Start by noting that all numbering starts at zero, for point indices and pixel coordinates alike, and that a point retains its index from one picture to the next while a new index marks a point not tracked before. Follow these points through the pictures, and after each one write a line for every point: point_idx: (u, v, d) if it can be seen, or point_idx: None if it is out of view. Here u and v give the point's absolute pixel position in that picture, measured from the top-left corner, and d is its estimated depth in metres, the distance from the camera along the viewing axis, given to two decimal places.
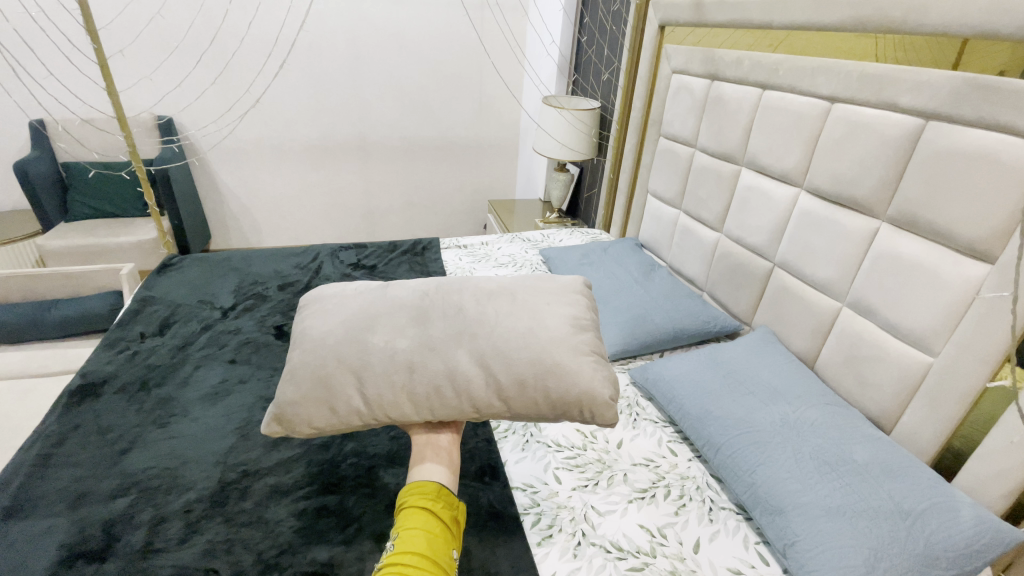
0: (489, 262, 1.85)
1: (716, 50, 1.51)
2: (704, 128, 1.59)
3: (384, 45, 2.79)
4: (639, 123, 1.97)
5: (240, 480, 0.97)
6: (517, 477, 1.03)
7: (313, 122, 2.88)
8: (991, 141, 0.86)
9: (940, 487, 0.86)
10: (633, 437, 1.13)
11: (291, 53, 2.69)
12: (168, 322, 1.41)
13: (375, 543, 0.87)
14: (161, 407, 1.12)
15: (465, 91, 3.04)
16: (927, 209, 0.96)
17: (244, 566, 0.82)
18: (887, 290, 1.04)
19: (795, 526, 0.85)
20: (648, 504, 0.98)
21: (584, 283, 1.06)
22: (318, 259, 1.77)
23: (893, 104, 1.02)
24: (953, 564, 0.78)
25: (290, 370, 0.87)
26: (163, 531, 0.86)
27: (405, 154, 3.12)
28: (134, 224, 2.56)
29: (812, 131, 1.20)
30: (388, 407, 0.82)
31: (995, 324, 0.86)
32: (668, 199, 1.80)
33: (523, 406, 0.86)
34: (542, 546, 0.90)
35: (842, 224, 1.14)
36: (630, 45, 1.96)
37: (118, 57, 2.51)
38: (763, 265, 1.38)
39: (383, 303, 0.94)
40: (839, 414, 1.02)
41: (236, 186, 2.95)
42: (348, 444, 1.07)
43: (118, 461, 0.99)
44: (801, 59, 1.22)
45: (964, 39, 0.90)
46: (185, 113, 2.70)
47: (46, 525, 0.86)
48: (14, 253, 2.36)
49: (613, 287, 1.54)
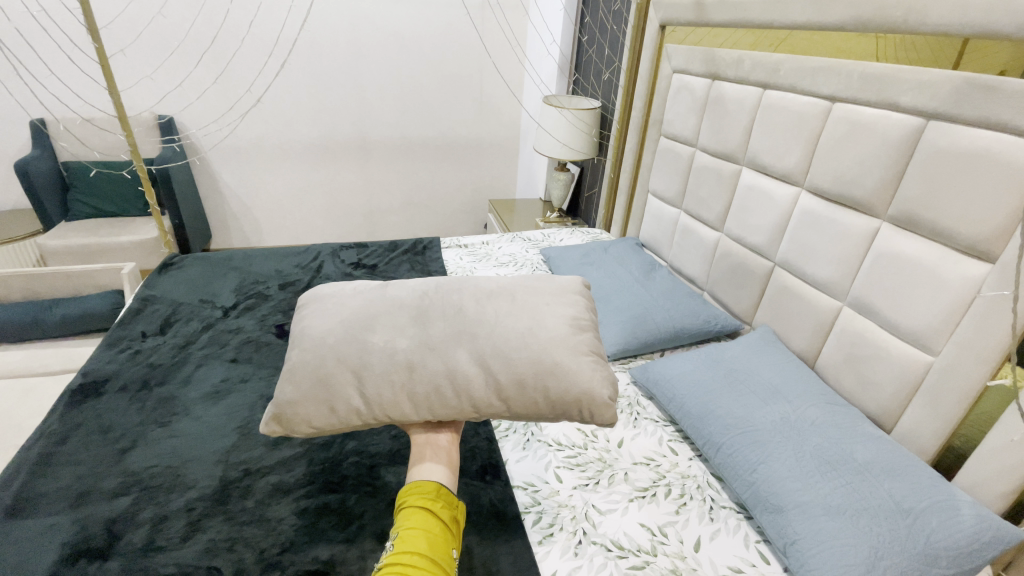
0: (489, 262, 1.85)
1: (717, 50, 1.51)
2: (704, 128, 1.59)
3: (385, 45, 2.79)
4: (639, 123, 1.97)
5: (241, 478, 0.97)
6: (517, 476, 1.03)
7: (313, 122, 2.88)
8: (991, 141, 0.86)
9: (940, 486, 0.86)
10: (633, 436, 1.13)
11: (291, 53, 2.69)
12: (169, 321, 1.41)
13: (376, 542, 0.87)
14: (162, 406, 1.12)
15: (465, 90, 3.04)
16: (927, 209, 0.97)
17: (245, 564, 0.82)
18: (887, 290, 1.04)
19: (795, 524, 0.86)
20: (649, 503, 0.98)
21: (584, 283, 1.06)
22: (319, 258, 1.77)
23: (893, 104, 1.02)
24: (953, 562, 0.78)
25: (289, 370, 0.87)
26: (164, 529, 0.86)
27: (405, 153, 3.12)
28: (134, 223, 2.56)
29: (812, 131, 1.20)
30: (387, 407, 0.82)
31: (996, 324, 0.86)
32: (668, 198, 1.80)
33: (522, 406, 0.86)
34: (543, 544, 0.90)
35: (842, 224, 1.14)
36: (630, 45, 1.96)
37: (118, 56, 2.51)
38: (763, 264, 1.38)
39: (383, 303, 0.94)
40: (839, 413, 1.02)
41: (236, 185, 2.95)
42: (349, 443, 1.07)
43: (120, 460, 0.99)
44: (801, 59, 1.23)
45: (964, 39, 0.90)
46: (185, 112, 2.70)
47: (48, 523, 0.86)
48: (14, 253, 2.36)
49: (613, 286, 1.54)
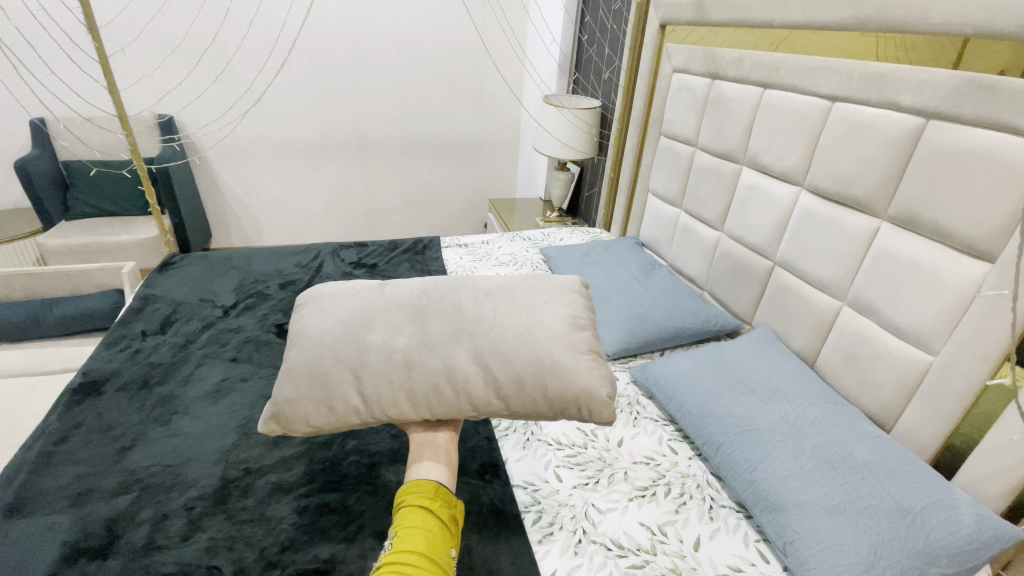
0: (489, 261, 1.85)
1: (717, 49, 1.51)
2: (704, 127, 1.59)
3: (385, 44, 2.79)
4: (639, 122, 1.97)
5: (241, 477, 0.97)
6: (517, 475, 1.03)
7: (313, 121, 2.88)
8: (991, 141, 0.86)
9: (939, 485, 0.86)
10: (633, 435, 1.13)
11: (292, 52, 2.69)
12: (169, 320, 1.42)
13: (376, 540, 0.87)
14: (162, 405, 1.12)
15: (465, 90, 3.03)
16: (927, 208, 0.97)
17: (245, 563, 0.82)
18: (887, 289, 1.04)
19: (795, 523, 0.86)
20: (649, 502, 0.98)
21: (582, 282, 1.06)
22: (319, 257, 1.77)
23: (893, 104, 1.02)
24: (952, 561, 0.78)
25: (287, 369, 0.87)
26: (164, 528, 0.87)
27: (405, 153, 3.12)
28: (134, 223, 2.56)
29: (812, 130, 1.20)
30: (386, 405, 0.82)
31: (995, 323, 0.86)
32: (668, 198, 1.80)
33: (521, 404, 0.86)
34: (542, 543, 0.90)
35: (842, 224, 1.14)
36: (630, 44, 1.96)
37: (118, 55, 2.51)
38: (762, 263, 1.38)
39: (382, 302, 0.94)
40: (839, 412, 1.02)
41: (236, 184, 2.95)
42: (349, 442, 1.07)
43: (120, 459, 0.99)
44: (801, 59, 1.23)
45: (964, 38, 0.90)
46: (186, 111, 2.70)
47: (49, 522, 0.87)
48: (13, 252, 2.34)
49: (613, 285, 1.54)
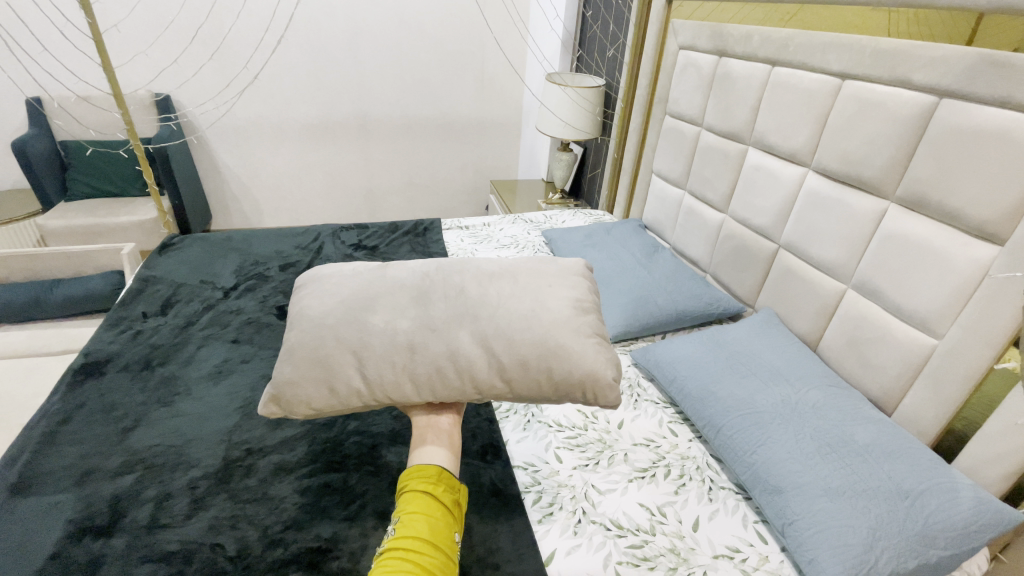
0: (490, 244, 1.84)
1: (726, 24, 1.47)
2: (711, 106, 1.55)
3: (384, 20, 2.73)
4: (644, 101, 1.94)
5: (244, 457, 0.98)
6: (517, 456, 1.04)
7: (312, 100, 2.84)
8: (1002, 119, 0.84)
9: (940, 468, 0.86)
10: (633, 418, 1.14)
11: (290, 29, 2.64)
12: (170, 301, 1.41)
13: (378, 520, 0.88)
14: (165, 386, 1.13)
15: (466, 68, 2.98)
16: (937, 189, 0.95)
17: (249, 540, 0.83)
18: (891, 271, 1.03)
19: (794, 505, 0.86)
20: (648, 483, 0.98)
21: (587, 266, 1.05)
22: (319, 239, 1.76)
23: (905, 81, 1.00)
24: (951, 542, 0.79)
25: (288, 350, 0.86)
26: (169, 507, 0.87)
27: (405, 133, 3.08)
28: (135, 204, 2.55)
29: (822, 108, 1.17)
30: (388, 387, 0.82)
31: (1003, 306, 0.85)
32: (673, 178, 1.78)
33: (525, 387, 0.86)
34: (542, 523, 0.91)
35: (849, 205, 1.12)
36: (636, 20, 1.92)
37: (112, 31, 2.46)
38: (768, 246, 1.36)
39: (383, 283, 0.94)
40: (839, 395, 1.02)
41: (235, 165, 2.92)
42: (351, 423, 1.07)
43: (122, 438, 1.00)
44: (812, 34, 1.19)
45: (978, 14, 0.87)
46: (183, 90, 2.66)
47: (54, 500, 0.88)
48: (13, 233, 2.34)
49: (616, 268, 1.53)
